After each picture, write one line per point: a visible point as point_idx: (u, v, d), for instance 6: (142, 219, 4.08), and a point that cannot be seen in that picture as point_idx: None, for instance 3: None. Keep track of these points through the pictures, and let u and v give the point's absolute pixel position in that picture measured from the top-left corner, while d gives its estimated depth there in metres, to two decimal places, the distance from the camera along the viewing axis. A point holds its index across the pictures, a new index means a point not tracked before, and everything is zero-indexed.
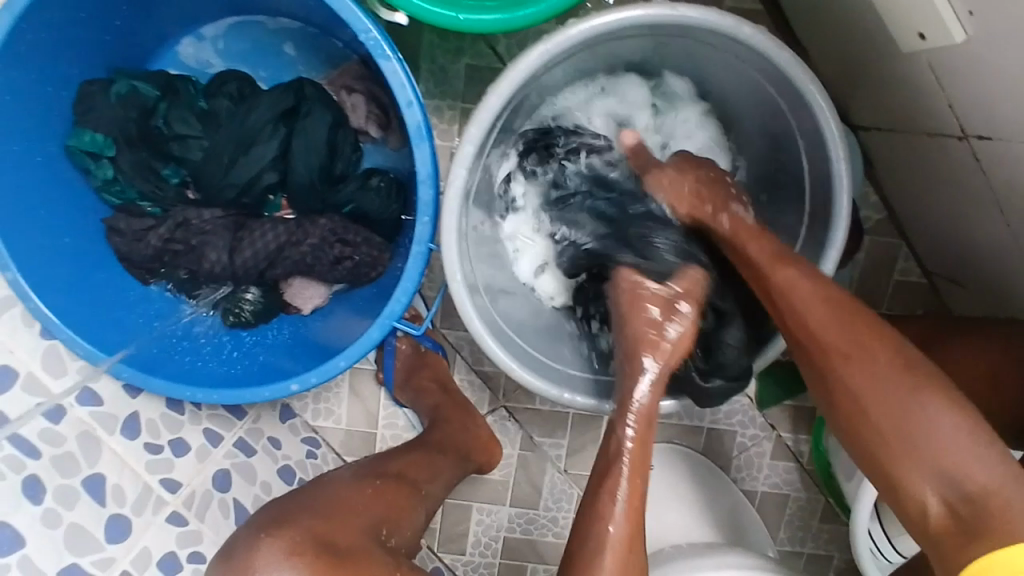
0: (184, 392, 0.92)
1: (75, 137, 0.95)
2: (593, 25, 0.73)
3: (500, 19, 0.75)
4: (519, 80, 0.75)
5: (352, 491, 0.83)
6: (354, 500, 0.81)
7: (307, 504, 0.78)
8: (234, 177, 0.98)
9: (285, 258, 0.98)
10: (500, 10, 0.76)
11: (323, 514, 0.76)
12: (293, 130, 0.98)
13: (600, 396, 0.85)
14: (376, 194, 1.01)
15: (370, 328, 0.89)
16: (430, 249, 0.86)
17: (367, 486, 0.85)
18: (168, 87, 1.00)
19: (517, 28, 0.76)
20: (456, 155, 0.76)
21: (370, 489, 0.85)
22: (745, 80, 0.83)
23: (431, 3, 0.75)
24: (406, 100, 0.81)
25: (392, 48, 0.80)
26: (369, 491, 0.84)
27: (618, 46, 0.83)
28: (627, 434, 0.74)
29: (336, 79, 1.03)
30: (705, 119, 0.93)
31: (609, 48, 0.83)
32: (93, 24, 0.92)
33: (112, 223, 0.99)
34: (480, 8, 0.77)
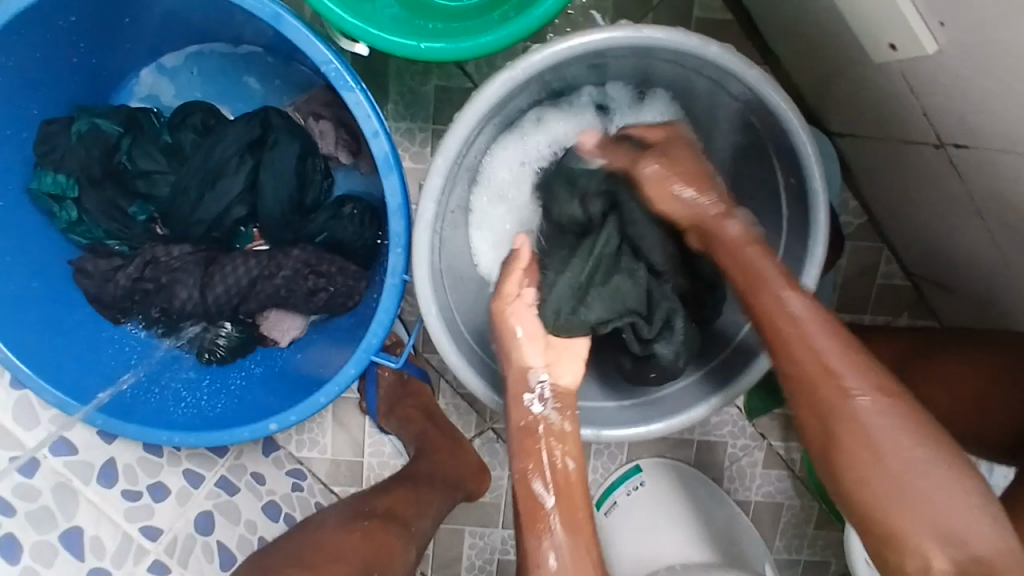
0: (160, 437, 0.90)
1: (37, 181, 0.92)
2: (559, 50, 0.71)
3: (459, 50, 0.73)
4: (485, 108, 0.73)
5: (339, 534, 0.80)
6: (339, 546, 0.78)
7: (287, 553, 0.77)
8: (202, 212, 0.95)
9: (259, 292, 0.96)
10: (457, 40, 0.74)
11: (307, 566, 0.73)
12: (261, 162, 0.95)
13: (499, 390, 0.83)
14: (349, 221, 1.00)
15: (348, 364, 0.87)
16: (404, 280, 0.84)
17: (355, 529, 0.81)
18: (132, 122, 0.97)
19: (475, 58, 0.75)
20: (425, 187, 0.74)
21: (358, 532, 0.81)
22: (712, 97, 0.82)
23: (390, 34, 0.73)
24: (372, 131, 0.79)
25: (355, 78, 0.78)
26: (358, 535, 0.80)
27: (569, 72, 0.81)
28: (540, 491, 0.75)
29: (303, 105, 1.01)
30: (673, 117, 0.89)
31: (561, 75, 0.81)
32: (50, 62, 0.89)
33: (81, 264, 0.95)
34: (440, 36, 0.75)
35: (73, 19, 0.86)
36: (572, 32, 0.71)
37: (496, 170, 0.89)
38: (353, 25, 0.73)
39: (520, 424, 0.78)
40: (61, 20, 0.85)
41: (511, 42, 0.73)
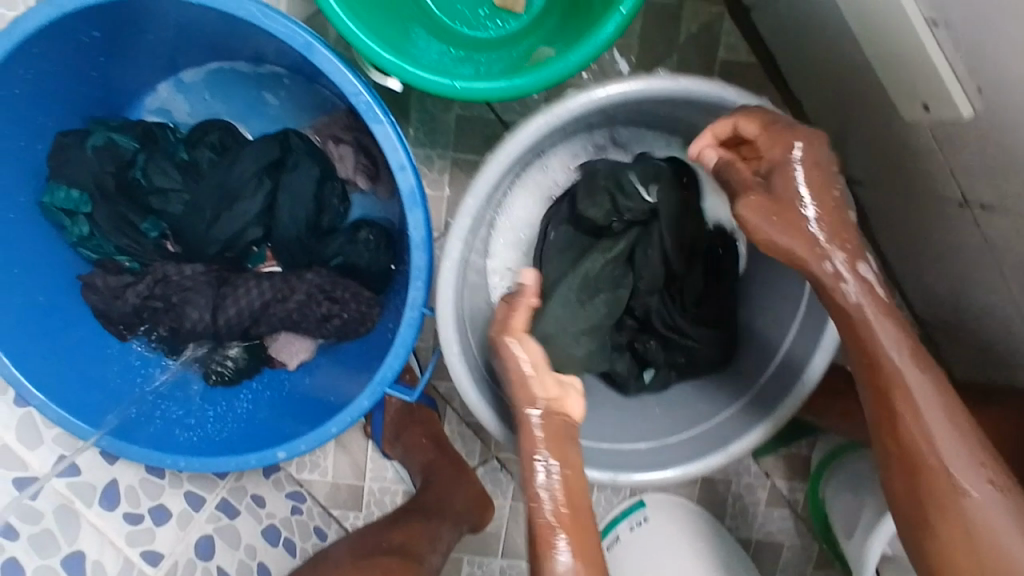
0: (164, 461, 0.87)
1: (49, 194, 0.90)
2: (594, 97, 0.71)
3: (497, 90, 0.73)
4: (517, 150, 0.72)
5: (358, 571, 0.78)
6: None
7: None
8: (217, 233, 0.94)
9: (271, 315, 0.95)
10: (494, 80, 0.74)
11: None
12: (280, 184, 0.94)
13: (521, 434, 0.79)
14: (365, 247, 0.98)
15: (362, 396, 0.85)
16: (423, 313, 0.83)
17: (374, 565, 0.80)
18: (148, 136, 0.95)
19: (511, 99, 0.75)
20: (453, 226, 0.73)
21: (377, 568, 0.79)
22: None
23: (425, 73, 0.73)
24: (399, 164, 0.78)
25: (384, 111, 0.77)
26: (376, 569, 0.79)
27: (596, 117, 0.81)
28: (549, 517, 0.64)
29: (324, 128, 0.99)
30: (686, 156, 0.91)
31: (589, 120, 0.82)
32: (70, 73, 0.87)
33: (89, 279, 0.93)
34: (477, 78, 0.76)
35: (97, 36, 0.84)
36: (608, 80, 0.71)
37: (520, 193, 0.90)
38: (389, 61, 0.73)
39: (532, 455, 0.67)
40: (84, 36, 0.83)
41: (548, 84, 0.74)
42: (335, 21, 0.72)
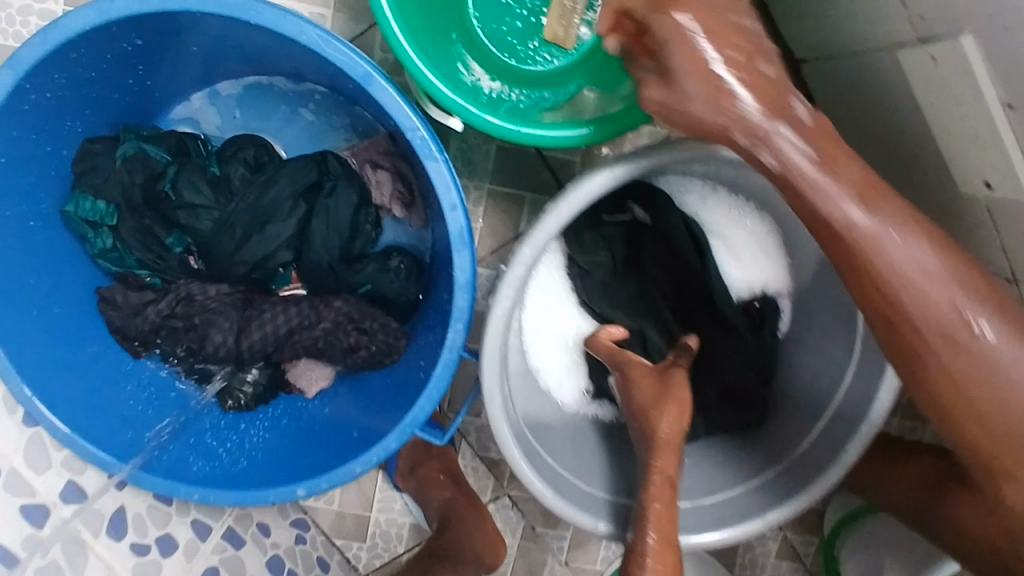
0: (178, 491, 0.83)
1: (75, 204, 0.86)
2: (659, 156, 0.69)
3: (563, 138, 0.72)
4: (581, 202, 0.69)
5: None
6: None
7: None
8: (246, 254, 0.90)
9: (295, 342, 0.92)
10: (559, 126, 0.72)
11: None
12: (315, 209, 0.91)
13: (594, 512, 0.77)
14: (395, 275, 0.96)
15: (390, 437, 0.83)
16: (461, 356, 0.81)
17: None
18: (180, 149, 0.91)
19: (577, 147, 0.73)
20: (506, 274, 0.71)
21: None
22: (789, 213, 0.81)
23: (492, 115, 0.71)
24: (450, 204, 0.76)
25: (439, 148, 0.75)
26: None
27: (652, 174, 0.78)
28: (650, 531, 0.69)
29: (361, 151, 0.97)
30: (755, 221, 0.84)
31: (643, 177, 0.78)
32: (108, 81, 0.83)
33: (109, 294, 0.89)
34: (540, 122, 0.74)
35: (139, 44, 0.79)
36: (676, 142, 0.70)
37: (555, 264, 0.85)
38: (456, 103, 0.71)
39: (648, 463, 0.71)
40: (125, 43, 0.78)
41: (613, 135, 0.72)
42: (400, 54, 0.69)
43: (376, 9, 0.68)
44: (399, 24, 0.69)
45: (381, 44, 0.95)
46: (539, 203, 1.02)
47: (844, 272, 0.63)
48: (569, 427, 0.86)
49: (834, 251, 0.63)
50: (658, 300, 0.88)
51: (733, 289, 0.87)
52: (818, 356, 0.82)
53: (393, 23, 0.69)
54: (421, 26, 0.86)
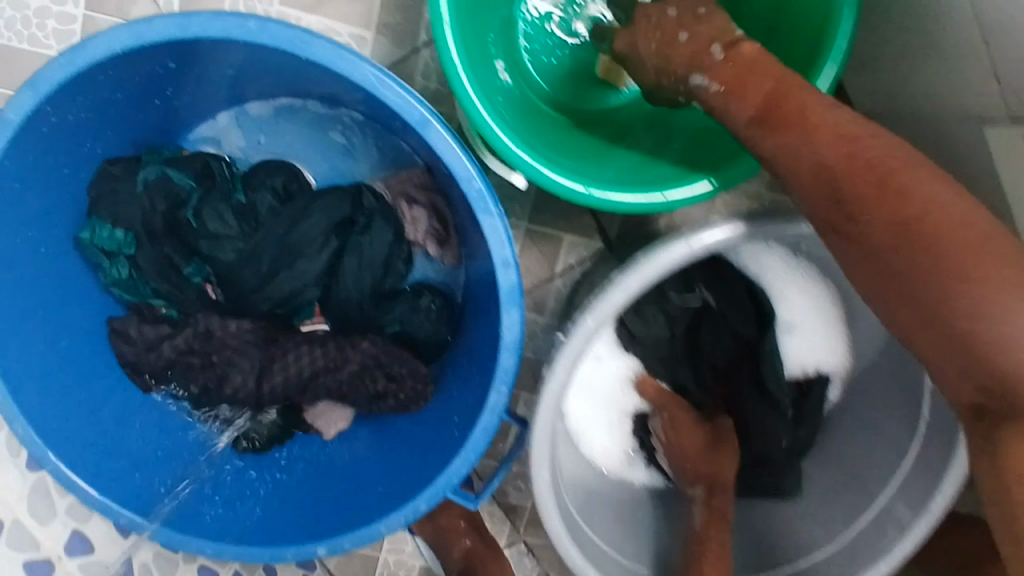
0: (188, 544, 0.77)
1: (91, 231, 0.80)
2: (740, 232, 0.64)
3: (636, 204, 0.66)
4: (653, 275, 0.64)
5: None
6: None
7: None
8: (271, 290, 0.85)
9: (318, 386, 0.86)
10: (632, 189, 0.67)
11: None
12: (347, 246, 0.86)
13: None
14: (425, 316, 0.90)
15: (422, 498, 0.78)
16: (502, 418, 0.76)
17: None
18: (206, 173, 0.85)
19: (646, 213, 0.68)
20: (564, 347, 0.66)
21: None
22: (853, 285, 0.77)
23: (561, 174, 0.66)
24: (503, 261, 0.71)
25: (495, 201, 0.70)
26: None
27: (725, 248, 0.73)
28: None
29: (395, 183, 0.91)
30: (819, 300, 0.80)
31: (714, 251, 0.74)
32: (132, 102, 0.76)
33: (121, 326, 0.84)
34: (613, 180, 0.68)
35: (171, 67, 0.73)
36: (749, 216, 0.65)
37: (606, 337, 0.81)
38: (522, 160, 0.65)
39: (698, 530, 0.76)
40: (157, 66, 0.72)
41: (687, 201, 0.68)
42: (466, 105, 0.64)
43: (444, 57, 0.64)
44: (467, 74, 0.64)
45: (422, 71, 0.89)
46: (577, 245, 0.97)
47: (848, 193, 0.57)
48: (610, 495, 0.81)
49: (845, 168, 0.57)
50: (705, 370, 0.85)
51: (786, 368, 0.83)
52: (875, 436, 0.78)
53: (462, 72, 0.64)
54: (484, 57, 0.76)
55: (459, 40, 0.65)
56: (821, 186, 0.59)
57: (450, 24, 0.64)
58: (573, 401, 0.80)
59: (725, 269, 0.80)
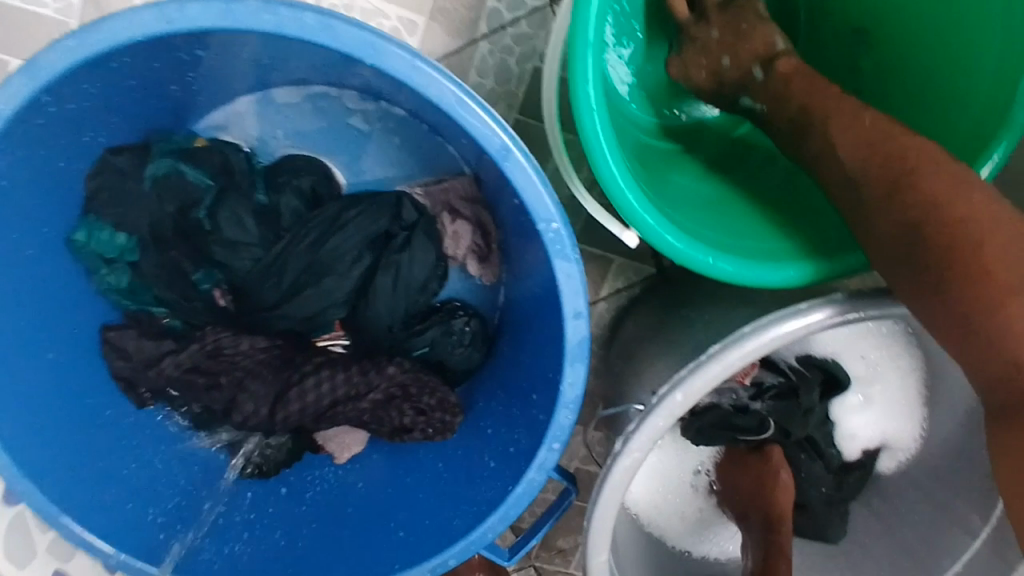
0: None
1: (89, 233, 0.69)
2: (862, 314, 0.57)
3: (756, 276, 0.58)
4: (758, 352, 0.57)
5: None
6: None
7: None
8: (291, 308, 0.75)
9: (336, 415, 0.77)
10: (760, 263, 0.58)
11: None
12: (382, 263, 0.76)
13: None
14: (458, 340, 0.83)
15: (451, 553, 0.70)
16: (550, 476, 0.69)
17: None
18: (224, 169, 0.74)
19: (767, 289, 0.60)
20: (644, 420, 0.58)
21: None
22: (938, 361, 0.71)
23: (672, 230, 0.56)
24: (574, 311, 0.63)
25: (575, 244, 0.61)
26: None
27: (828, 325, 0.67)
28: None
29: (437, 192, 0.80)
30: (903, 382, 0.74)
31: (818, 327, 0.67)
32: (146, 87, 0.64)
33: (118, 339, 0.73)
34: (737, 251, 0.60)
35: (198, 54, 0.61)
36: (874, 297, 0.58)
37: (674, 433, 0.76)
38: (631, 203, 0.56)
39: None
40: (183, 53, 0.60)
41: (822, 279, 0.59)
42: (591, 148, 0.54)
43: (577, 51, 0.54)
44: (593, 90, 0.54)
45: (478, 67, 0.80)
46: (626, 268, 0.91)
47: (866, 188, 0.53)
48: (657, 555, 0.75)
49: (863, 168, 0.53)
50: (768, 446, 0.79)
51: (844, 449, 0.80)
52: (936, 511, 0.74)
53: (593, 107, 0.54)
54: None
55: (591, 42, 0.54)
56: (840, 184, 0.55)
57: (593, 50, 0.53)
58: (640, 480, 0.75)
59: (801, 390, 0.72)
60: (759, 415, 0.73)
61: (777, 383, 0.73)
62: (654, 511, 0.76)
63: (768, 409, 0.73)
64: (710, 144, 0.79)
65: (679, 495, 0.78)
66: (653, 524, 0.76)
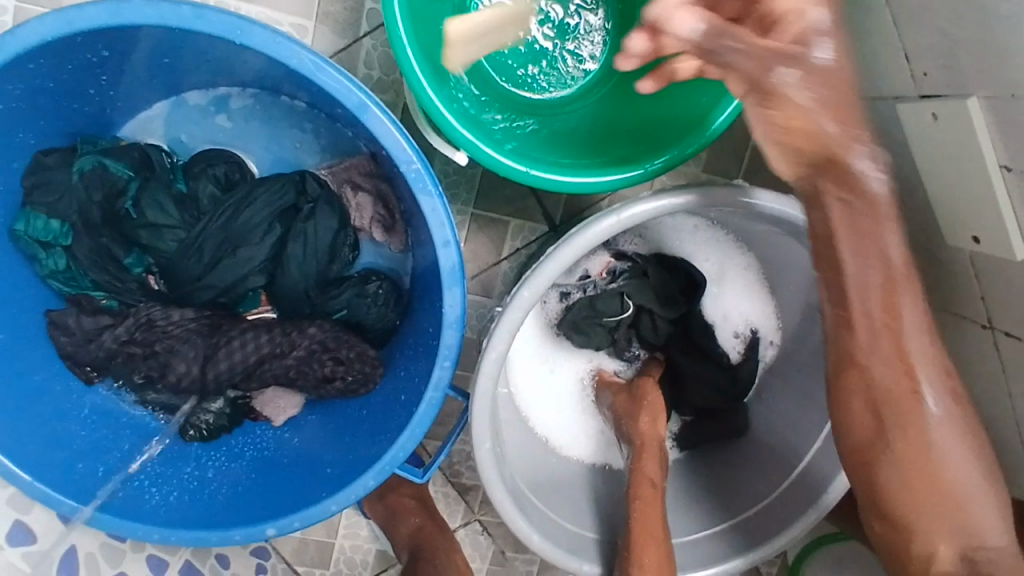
0: (134, 530, 0.77)
1: (26, 222, 0.81)
2: (677, 203, 0.68)
3: (579, 185, 0.70)
4: (587, 247, 0.67)
5: None
6: None
7: None
8: (215, 279, 0.85)
9: (265, 371, 0.86)
10: (617, 167, 0.71)
11: None
12: (291, 232, 0.87)
13: (581, 557, 0.80)
14: (372, 302, 0.90)
15: (369, 474, 0.78)
16: (446, 394, 0.78)
17: None
18: (144, 163, 0.86)
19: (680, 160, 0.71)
20: (502, 318, 0.67)
21: None
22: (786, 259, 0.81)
23: (503, 155, 0.69)
24: (443, 240, 0.73)
25: (435, 182, 0.72)
26: None
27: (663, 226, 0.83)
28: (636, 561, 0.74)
29: (341, 171, 0.92)
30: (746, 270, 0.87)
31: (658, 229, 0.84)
32: (64, 92, 0.76)
33: (60, 317, 0.83)
34: (592, 167, 0.72)
35: (104, 56, 0.73)
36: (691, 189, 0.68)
37: (558, 344, 0.89)
38: (461, 135, 0.68)
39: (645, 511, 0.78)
40: (90, 55, 0.72)
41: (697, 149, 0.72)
42: (416, 88, 0.67)
43: (392, 28, 0.66)
44: (414, 51, 0.67)
45: (364, 60, 0.92)
46: (523, 228, 1.01)
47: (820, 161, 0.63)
48: (543, 455, 0.87)
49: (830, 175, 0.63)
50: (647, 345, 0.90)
51: (724, 339, 0.89)
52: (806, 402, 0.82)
53: (409, 53, 0.67)
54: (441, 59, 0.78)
55: (406, 15, 0.67)
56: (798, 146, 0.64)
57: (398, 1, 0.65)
58: (533, 390, 0.88)
59: (648, 269, 0.85)
60: (618, 295, 0.85)
61: (627, 267, 0.85)
62: (543, 404, 0.88)
63: (625, 287, 0.84)
64: (576, 100, 0.90)
65: (576, 406, 0.91)
66: (553, 436, 0.88)
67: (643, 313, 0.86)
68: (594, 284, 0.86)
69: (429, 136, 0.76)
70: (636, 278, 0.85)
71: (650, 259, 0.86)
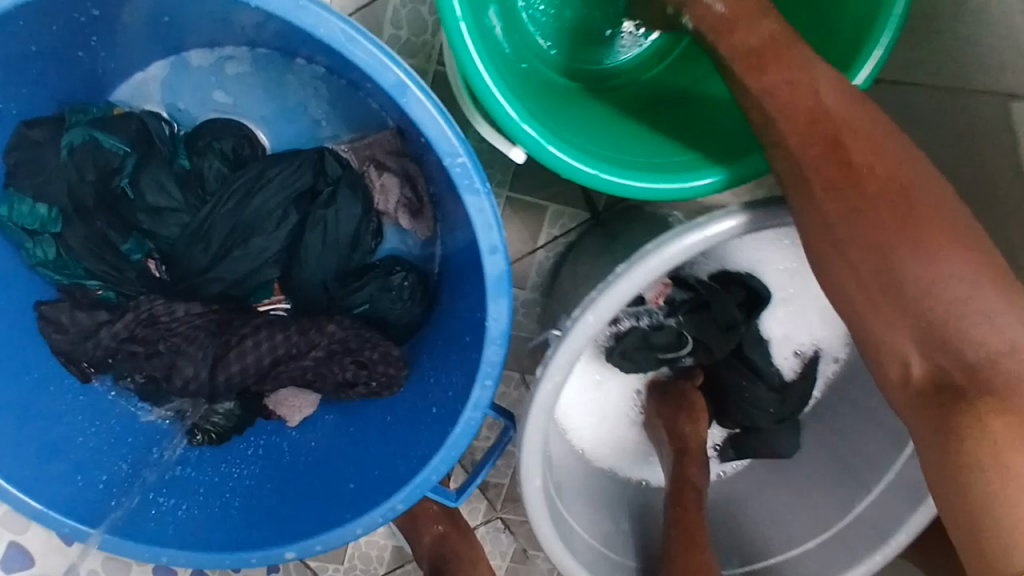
0: (140, 553, 0.69)
1: (11, 207, 0.71)
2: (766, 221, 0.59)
3: (653, 189, 0.60)
4: (661, 268, 0.58)
5: None
6: None
7: None
8: (224, 270, 0.76)
9: (280, 373, 0.77)
10: (695, 168, 0.60)
11: None
12: (309, 219, 0.77)
13: None
14: (397, 295, 0.81)
15: (398, 498, 0.70)
16: (484, 414, 0.69)
17: None
18: (142, 137, 0.75)
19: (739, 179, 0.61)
20: (560, 344, 0.59)
21: None
22: None
23: (566, 151, 0.59)
24: (490, 245, 0.63)
25: (484, 180, 0.61)
26: None
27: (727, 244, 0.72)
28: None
29: (363, 148, 0.81)
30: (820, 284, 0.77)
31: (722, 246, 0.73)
32: (49, 57, 0.65)
33: (51, 312, 0.74)
34: (665, 165, 0.61)
35: (94, 15, 0.62)
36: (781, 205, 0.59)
37: (602, 364, 0.80)
38: (520, 126, 0.58)
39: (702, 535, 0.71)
40: (78, 14, 0.60)
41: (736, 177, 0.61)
42: (472, 70, 0.56)
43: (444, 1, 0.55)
44: (468, 25, 0.56)
45: (392, 19, 0.81)
46: (562, 215, 0.91)
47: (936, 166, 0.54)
48: (585, 475, 0.79)
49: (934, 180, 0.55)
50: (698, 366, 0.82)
51: (778, 354, 0.81)
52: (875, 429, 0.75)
53: (463, 27, 0.56)
54: (490, 30, 0.67)
55: None
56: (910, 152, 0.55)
57: None
58: (573, 414, 0.79)
59: (710, 299, 0.76)
60: (676, 330, 0.76)
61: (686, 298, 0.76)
62: (585, 427, 0.80)
63: (683, 324, 0.76)
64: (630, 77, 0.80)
65: (617, 423, 0.83)
66: (594, 454, 0.81)
67: (699, 346, 0.78)
68: (651, 316, 0.76)
69: (477, 124, 0.65)
70: (696, 308, 0.76)
71: (712, 287, 0.76)
